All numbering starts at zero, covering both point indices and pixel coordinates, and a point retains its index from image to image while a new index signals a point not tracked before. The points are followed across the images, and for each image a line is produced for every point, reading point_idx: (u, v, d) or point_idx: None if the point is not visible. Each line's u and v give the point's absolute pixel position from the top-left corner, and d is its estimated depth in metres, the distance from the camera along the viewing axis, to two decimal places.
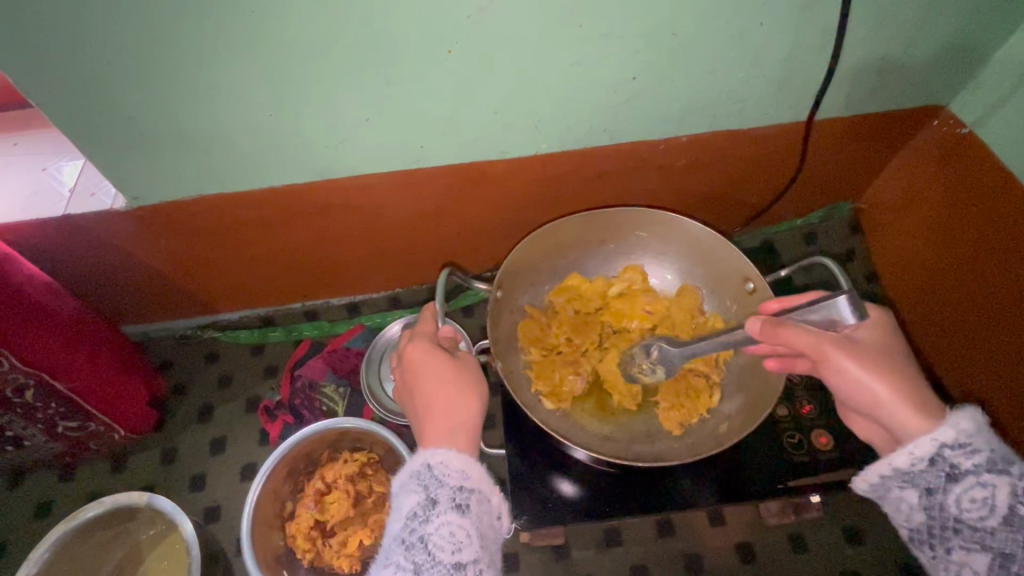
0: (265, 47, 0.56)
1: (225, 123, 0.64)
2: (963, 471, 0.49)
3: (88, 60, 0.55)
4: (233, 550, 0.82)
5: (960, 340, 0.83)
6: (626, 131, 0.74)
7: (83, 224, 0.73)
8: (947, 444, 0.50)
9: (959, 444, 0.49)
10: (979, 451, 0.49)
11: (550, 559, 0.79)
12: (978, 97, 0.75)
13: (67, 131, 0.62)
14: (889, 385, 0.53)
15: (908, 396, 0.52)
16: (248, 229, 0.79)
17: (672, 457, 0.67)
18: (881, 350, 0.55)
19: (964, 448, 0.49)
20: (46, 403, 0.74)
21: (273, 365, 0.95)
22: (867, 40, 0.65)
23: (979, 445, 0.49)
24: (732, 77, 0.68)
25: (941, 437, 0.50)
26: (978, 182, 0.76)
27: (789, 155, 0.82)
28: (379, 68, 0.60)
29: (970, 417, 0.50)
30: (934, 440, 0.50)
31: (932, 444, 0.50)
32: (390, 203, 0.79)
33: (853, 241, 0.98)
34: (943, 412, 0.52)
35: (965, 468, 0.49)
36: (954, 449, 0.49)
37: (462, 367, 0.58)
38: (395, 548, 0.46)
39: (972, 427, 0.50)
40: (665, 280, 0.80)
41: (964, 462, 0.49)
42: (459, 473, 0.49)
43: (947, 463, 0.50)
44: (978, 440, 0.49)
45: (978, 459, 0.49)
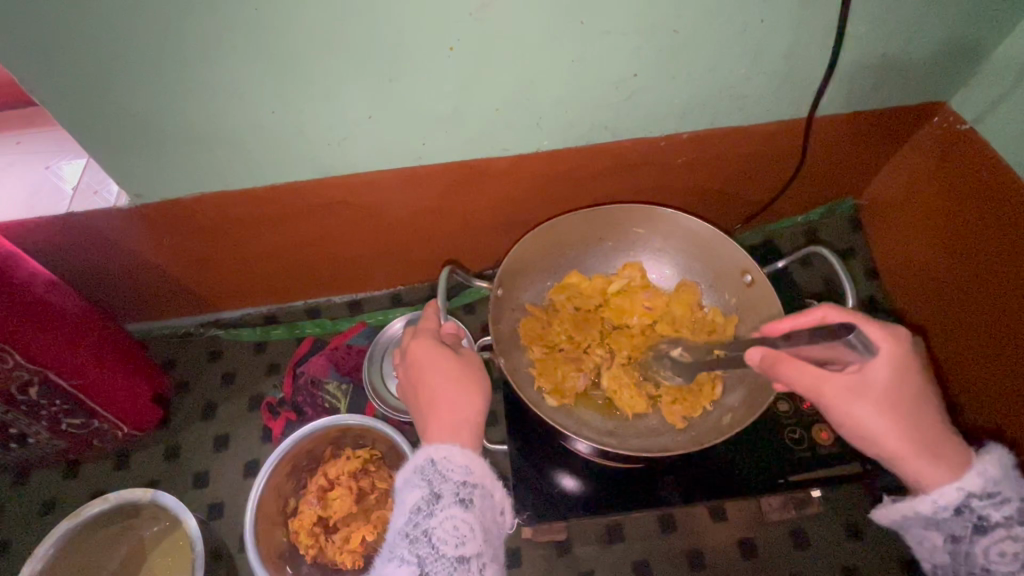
0: (271, 44, 0.56)
1: (229, 119, 0.64)
2: (992, 523, 0.48)
3: (95, 56, 0.55)
4: (236, 547, 0.82)
5: (968, 339, 0.82)
6: (629, 128, 0.75)
7: (86, 221, 0.73)
8: (975, 493, 0.49)
9: (988, 494, 0.48)
10: (1008, 502, 0.48)
11: (553, 555, 0.79)
12: (977, 94, 0.75)
13: (72, 127, 0.62)
14: (885, 425, 0.51)
15: (907, 434, 0.51)
16: (252, 226, 0.79)
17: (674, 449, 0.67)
18: (891, 399, 0.52)
19: (992, 498, 0.49)
20: (49, 400, 0.74)
21: (274, 362, 0.95)
22: (867, 37, 0.66)
23: (1007, 495, 0.48)
24: (734, 74, 0.68)
25: (969, 486, 0.49)
26: (979, 179, 0.76)
27: (789, 152, 0.83)
28: (384, 64, 0.60)
29: (999, 463, 0.50)
30: (961, 489, 0.49)
31: (958, 493, 0.49)
32: (392, 199, 0.79)
33: (852, 238, 0.99)
34: (970, 456, 0.50)
35: (994, 520, 0.48)
36: (983, 499, 0.49)
37: (466, 363, 0.58)
38: (398, 543, 0.46)
39: (999, 474, 0.49)
40: (665, 275, 0.80)
41: (994, 513, 0.48)
42: (463, 468, 0.49)
43: (975, 514, 0.48)
44: (1006, 488, 0.49)
45: (1008, 510, 0.48)
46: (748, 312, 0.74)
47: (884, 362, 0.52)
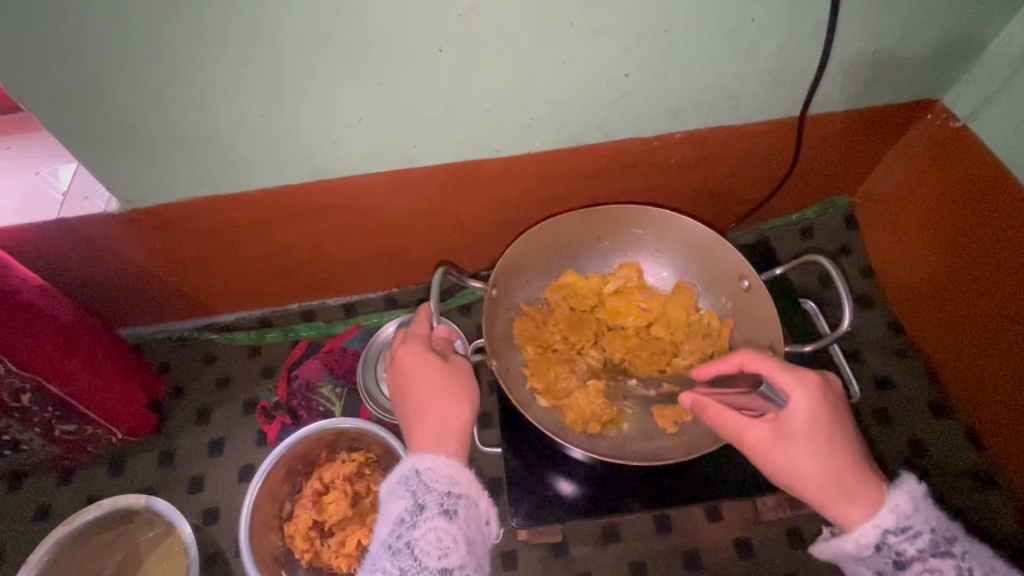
0: (257, 48, 0.56)
1: (218, 125, 0.64)
2: (909, 558, 0.46)
3: (80, 63, 0.54)
4: (232, 551, 0.82)
5: (965, 338, 0.82)
6: (621, 128, 0.74)
7: (77, 226, 0.72)
8: (890, 529, 0.47)
9: (900, 528, 0.46)
10: (921, 534, 0.46)
11: (549, 556, 0.79)
12: (969, 92, 0.75)
13: (60, 134, 0.62)
14: (815, 464, 0.50)
15: (835, 474, 0.50)
16: (245, 230, 0.79)
17: (669, 454, 0.66)
18: (804, 435, 0.51)
19: (906, 532, 0.46)
20: (42, 407, 0.73)
21: (269, 365, 0.95)
22: (858, 35, 0.66)
23: (919, 526, 0.46)
24: (726, 74, 0.68)
25: (882, 523, 0.47)
26: (973, 176, 0.76)
27: (783, 150, 0.82)
28: (371, 66, 0.59)
29: (909, 493, 0.48)
30: (875, 525, 0.47)
31: (874, 530, 0.47)
32: (385, 202, 0.78)
33: (847, 236, 0.99)
34: (881, 489, 0.49)
35: (911, 555, 0.46)
36: (897, 534, 0.46)
37: (455, 371, 0.58)
38: (381, 554, 0.46)
39: (909, 506, 0.47)
40: (661, 277, 0.80)
41: (909, 548, 0.46)
42: (447, 479, 0.49)
43: (892, 550, 0.46)
44: (917, 521, 0.46)
45: (921, 544, 0.46)
46: (744, 317, 0.74)
47: (798, 407, 0.52)
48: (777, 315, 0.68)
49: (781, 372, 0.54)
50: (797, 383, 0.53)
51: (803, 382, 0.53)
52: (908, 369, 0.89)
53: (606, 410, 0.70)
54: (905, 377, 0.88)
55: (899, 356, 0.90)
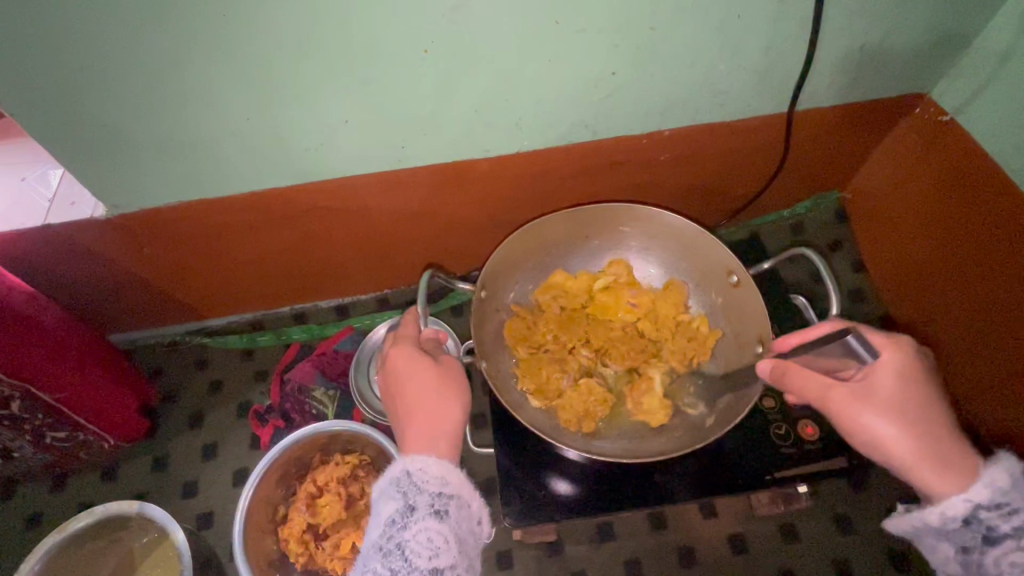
0: (240, 51, 0.55)
1: (204, 128, 0.63)
2: (1001, 534, 0.47)
3: (62, 68, 0.54)
4: (227, 556, 0.82)
5: (970, 336, 0.80)
6: (609, 127, 0.74)
7: (64, 232, 0.72)
8: (982, 504, 0.48)
9: (994, 504, 0.48)
10: (1017, 512, 0.47)
11: (544, 555, 0.79)
12: (956, 85, 0.75)
13: (45, 141, 0.61)
14: (905, 430, 0.51)
15: (930, 444, 0.51)
16: (234, 234, 0.79)
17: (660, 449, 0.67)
18: (897, 399, 0.52)
19: (999, 509, 0.48)
20: (33, 414, 0.73)
21: (262, 369, 0.94)
22: (843, 31, 0.66)
23: (1016, 505, 0.48)
24: (713, 70, 0.68)
25: (976, 498, 0.48)
26: (960, 170, 0.77)
27: (771, 147, 0.83)
28: (357, 67, 0.59)
29: (1010, 472, 0.49)
30: (967, 500, 0.49)
31: (964, 504, 0.49)
32: (374, 204, 0.78)
33: (839, 232, 0.99)
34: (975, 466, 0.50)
35: (1004, 531, 0.47)
36: (990, 510, 0.48)
37: (446, 373, 0.57)
38: (372, 556, 0.46)
39: (1008, 483, 0.48)
40: (650, 274, 0.79)
41: (1002, 524, 0.47)
42: (438, 479, 0.49)
43: (983, 524, 0.48)
44: (1015, 498, 0.48)
45: (1016, 522, 0.47)
46: (733, 314, 0.73)
47: (889, 366, 0.54)
48: (766, 309, 0.68)
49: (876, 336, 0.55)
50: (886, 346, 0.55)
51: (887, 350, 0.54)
52: None
53: (598, 406, 0.70)
54: None
55: None
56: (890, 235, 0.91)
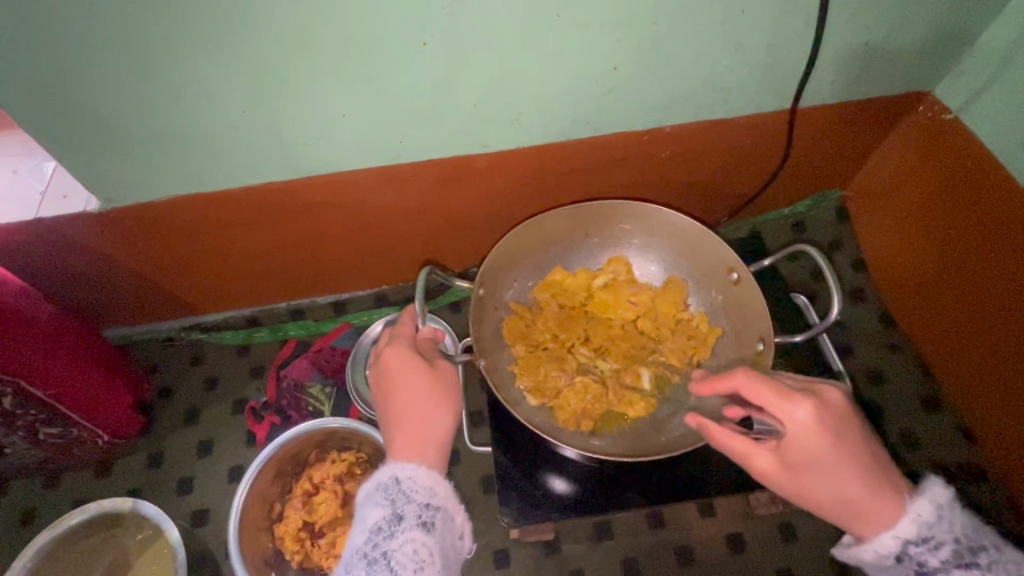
0: (234, 43, 0.54)
1: (197, 121, 0.62)
2: (931, 568, 0.47)
3: (53, 58, 0.53)
4: (223, 553, 0.81)
5: (981, 345, 0.78)
6: (609, 123, 0.73)
7: (56, 226, 0.71)
8: (911, 540, 0.48)
9: (921, 539, 0.48)
10: (944, 544, 0.47)
11: (541, 554, 0.79)
12: (961, 83, 0.74)
13: (36, 134, 0.60)
14: (824, 493, 0.49)
15: (855, 501, 0.49)
16: (230, 229, 0.78)
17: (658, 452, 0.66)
18: (815, 466, 0.49)
19: (928, 542, 0.47)
20: (25, 410, 0.72)
21: (258, 365, 0.93)
22: (847, 27, 0.65)
23: (943, 537, 0.47)
24: (715, 67, 0.67)
25: (904, 535, 0.48)
26: (962, 172, 0.76)
27: (773, 144, 0.82)
28: (353, 60, 0.58)
29: (937, 504, 0.48)
30: (896, 537, 0.48)
31: (895, 540, 0.48)
32: (370, 199, 0.77)
33: (840, 230, 0.98)
34: (902, 497, 0.49)
35: (932, 565, 0.47)
36: (919, 545, 0.48)
37: (439, 378, 0.56)
38: (355, 562, 0.45)
39: (933, 517, 0.48)
40: (650, 272, 0.78)
41: (931, 558, 0.47)
42: (426, 490, 0.48)
43: (914, 560, 0.48)
44: (939, 531, 0.47)
45: (944, 555, 0.47)
46: (734, 311, 0.72)
47: (800, 435, 0.49)
48: (767, 308, 0.67)
49: (776, 403, 0.49)
50: (792, 409, 0.49)
51: (796, 412, 0.49)
52: (900, 363, 0.89)
53: (595, 403, 0.69)
54: (893, 370, 0.88)
55: (891, 350, 0.90)
56: (895, 241, 0.89)
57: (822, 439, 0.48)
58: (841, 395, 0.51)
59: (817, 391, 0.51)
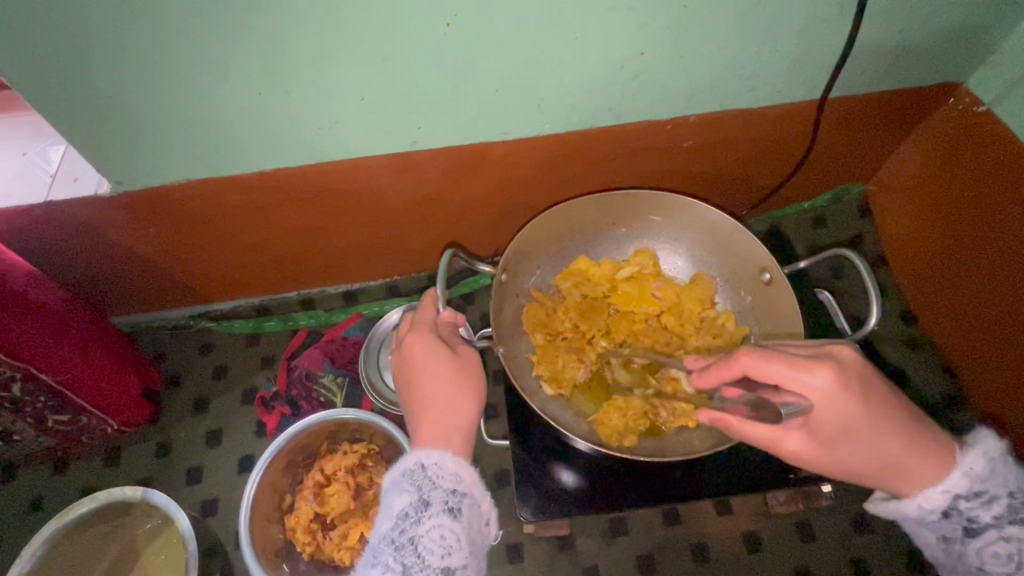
0: (254, 22, 0.52)
1: (212, 102, 0.61)
2: (983, 525, 0.47)
3: (66, 35, 0.51)
4: (232, 543, 0.81)
5: (1005, 328, 0.76)
6: (632, 111, 0.71)
7: (67, 210, 0.69)
8: (962, 495, 0.48)
9: (975, 495, 0.48)
10: (997, 500, 0.47)
11: (555, 549, 0.78)
12: (996, 74, 0.72)
13: (48, 114, 0.59)
14: (866, 454, 0.48)
15: (902, 456, 0.48)
16: (241, 215, 0.76)
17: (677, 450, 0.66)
18: (856, 429, 0.47)
19: (979, 497, 0.48)
20: (34, 396, 0.71)
21: (269, 355, 0.92)
22: (883, 15, 0.63)
23: (996, 492, 0.47)
24: (745, 53, 0.65)
25: (955, 490, 0.48)
26: (990, 164, 0.75)
27: (798, 135, 0.80)
28: (375, 41, 0.56)
29: (990, 459, 0.48)
30: (945, 493, 0.48)
31: (943, 496, 0.48)
32: (387, 186, 0.76)
33: (861, 225, 0.97)
34: (954, 450, 0.49)
35: (985, 522, 0.47)
36: (971, 501, 0.48)
37: (462, 364, 0.54)
38: (383, 548, 0.44)
39: (986, 471, 0.47)
40: (678, 267, 0.77)
41: (983, 514, 0.47)
42: (453, 476, 0.47)
43: (965, 517, 0.48)
44: (993, 486, 0.47)
45: (997, 511, 0.47)
46: (762, 313, 0.71)
47: (825, 403, 0.47)
48: (799, 312, 0.66)
49: (787, 377, 0.47)
50: (811, 377, 0.47)
51: (813, 379, 0.47)
52: (920, 360, 0.87)
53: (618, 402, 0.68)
54: (912, 368, 0.87)
55: (910, 346, 0.89)
56: (916, 238, 0.88)
57: (846, 406, 0.47)
58: (854, 351, 0.49)
59: (828, 351, 0.49)
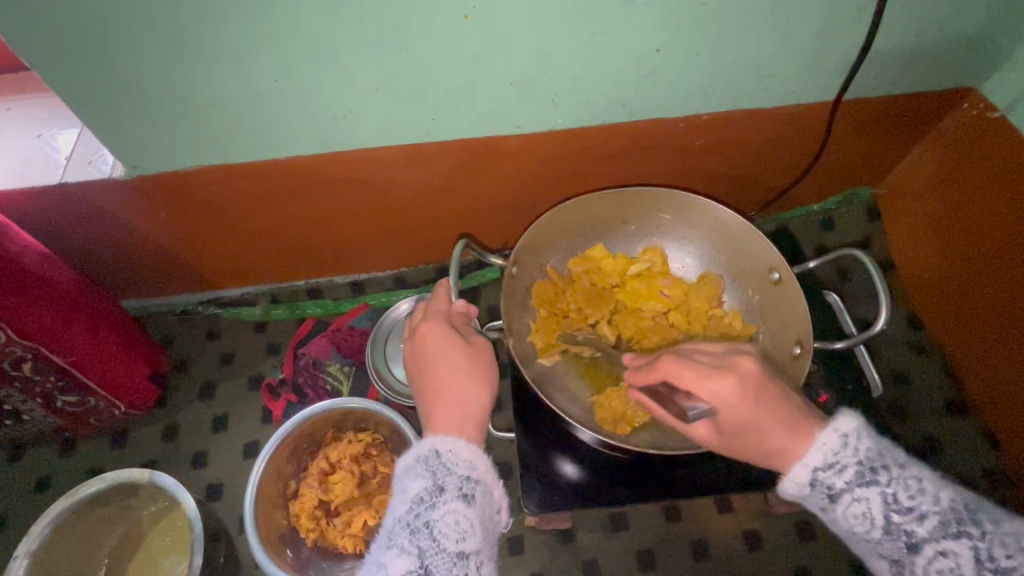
0: (272, 9, 0.53)
1: (228, 89, 0.61)
2: (838, 491, 0.45)
3: (85, 17, 0.51)
4: (236, 528, 0.81)
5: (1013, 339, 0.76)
6: (646, 107, 0.72)
7: (80, 192, 0.70)
8: (819, 466, 0.46)
9: (828, 464, 0.45)
10: (848, 467, 0.45)
11: (556, 542, 0.78)
12: (1011, 79, 0.72)
13: (65, 96, 0.59)
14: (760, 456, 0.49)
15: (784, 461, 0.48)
16: (252, 202, 0.77)
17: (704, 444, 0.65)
18: (745, 430, 0.48)
19: (834, 466, 0.45)
20: (44, 377, 0.72)
21: (276, 342, 0.93)
22: (901, 17, 0.63)
23: (847, 461, 0.45)
24: (760, 52, 0.65)
25: (812, 462, 0.46)
26: (1003, 168, 0.74)
27: (809, 137, 0.80)
28: (391, 31, 0.56)
29: (842, 432, 0.46)
30: (806, 466, 0.46)
31: (806, 470, 0.46)
32: (398, 177, 0.76)
33: (870, 228, 0.97)
34: (818, 428, 0.47)
35: (840, 487, 0.45)
36: (826, 470, 0.45)
37: (476, 355, 0.55)
38: (398, 531, 0.44)
39: (839, 443, 0.45)
40: (687, 265, 0.77)
41: (837, 481, 0.45)
42: (466, 463, 0.47)
43: (823, 486, 0.45)
44: (845, 456, 0.45)
45: (848, 476, 0.45)
46: (771, 313, 0.71)
47: (726, 403, 0.48)
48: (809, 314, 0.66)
49: (698, 380, 0.49)
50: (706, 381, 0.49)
51: (715, 384, 0.48)
52: (923, 364, 0.88)
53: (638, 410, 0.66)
54: (918, 375, 0.87)
55: (915, 350, 0.89)
56: (926, 244, 0.88)
57: (745, 408, 0.48)
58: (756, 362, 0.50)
59: (732, 361, 0.50)
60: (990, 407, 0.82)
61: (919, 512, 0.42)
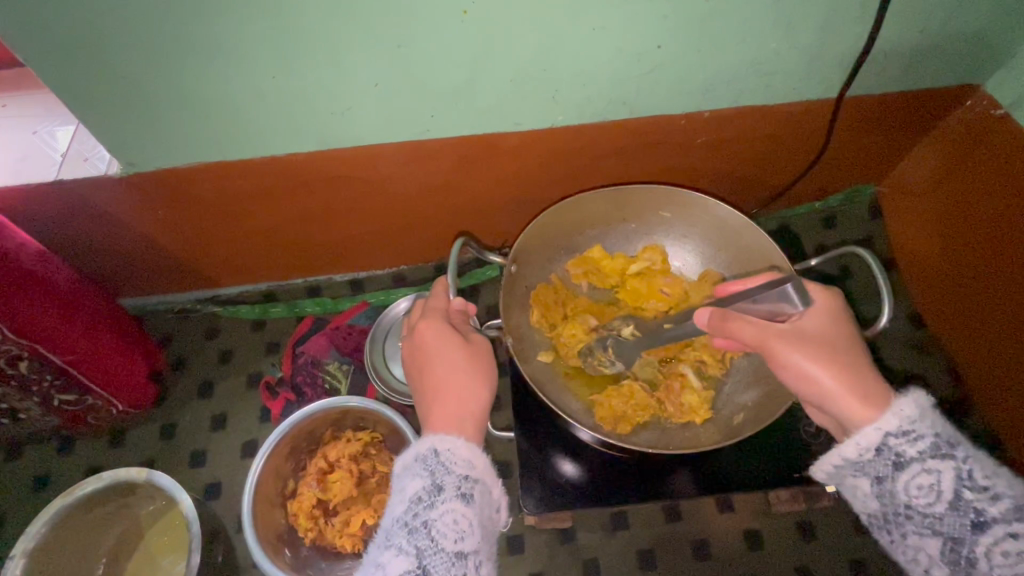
0: (269, 5, 0.52)
1: (225, 85, 0.60)
2: (908, 460, 0.46)
3: (80, 12, 0.51)
4: (234, 527, 0.81)
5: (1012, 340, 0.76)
6: (647, 105, 0.71)
7: (77, 189, 0.69)
8: (891, 431, 0.47)
9: (903, 431, 0.47)
10: (923, 438, 0.46)
11: (556, 541, 0.78)
12: (1016, 76, 0.72)
13: (61, 92, 0.58)
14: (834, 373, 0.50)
15: (854, 385, 0.49)
16: (250, 199, 0.76)
17: (705, 442, 0.65)
18: (826, 339, 0.52)
19: (907, 435, 0.47)
20: (41, 376, 0.71)
21: (275, 341, 0.93)
22: (905, 13, 0.62)
23: (923, 431, 0.46)
24: (762, 49, 0.64)
25: (885, 426, 0.47)
26: (1006, 170, 0.74)
27: (812, 134, 0.79)
28: (390, 27, 0.56)
29: (920, 404, 0.47)
30: (878, 429, 0.47)
31: (877, 433, 0.47)
32: (398, 174, 0.76)
33: (871, 227, 0.96)
34: (887, 398, 0.49)
35: (910, 456, 0.46)
36: (898, 437, 0.47)
37: (475, 353, 0.54)
38: (396, 531, 0.44)
39: (915, 413, 0.47)
40: (687, 263, 0.76)
41: (909, 450, 0.46)
42: (465, 462, 0.46)
43: (892, 452, 0.47)
44: (922, 426, 0.46)
45: (922, 446, 0.46)
46: None
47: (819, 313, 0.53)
48: None
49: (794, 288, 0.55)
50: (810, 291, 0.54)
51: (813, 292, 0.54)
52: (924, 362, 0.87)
53: (636, 410, 0.66)
54: (920, 374, 0.86)
55: (916, 349, 0.88)
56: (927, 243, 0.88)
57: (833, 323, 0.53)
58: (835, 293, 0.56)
59: None
60: (993, 407, 0.81)
61: (993, 492, 0.44)
